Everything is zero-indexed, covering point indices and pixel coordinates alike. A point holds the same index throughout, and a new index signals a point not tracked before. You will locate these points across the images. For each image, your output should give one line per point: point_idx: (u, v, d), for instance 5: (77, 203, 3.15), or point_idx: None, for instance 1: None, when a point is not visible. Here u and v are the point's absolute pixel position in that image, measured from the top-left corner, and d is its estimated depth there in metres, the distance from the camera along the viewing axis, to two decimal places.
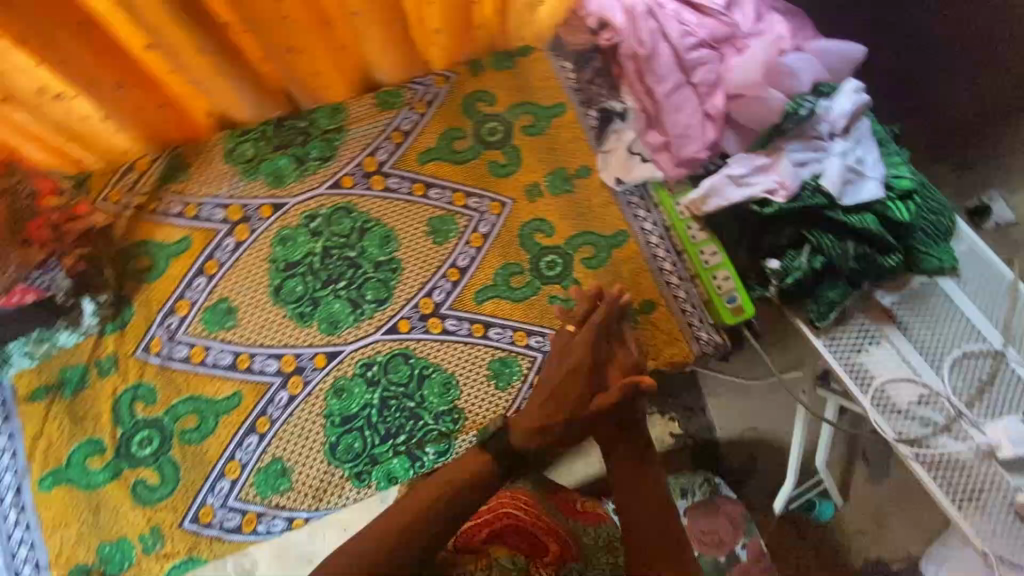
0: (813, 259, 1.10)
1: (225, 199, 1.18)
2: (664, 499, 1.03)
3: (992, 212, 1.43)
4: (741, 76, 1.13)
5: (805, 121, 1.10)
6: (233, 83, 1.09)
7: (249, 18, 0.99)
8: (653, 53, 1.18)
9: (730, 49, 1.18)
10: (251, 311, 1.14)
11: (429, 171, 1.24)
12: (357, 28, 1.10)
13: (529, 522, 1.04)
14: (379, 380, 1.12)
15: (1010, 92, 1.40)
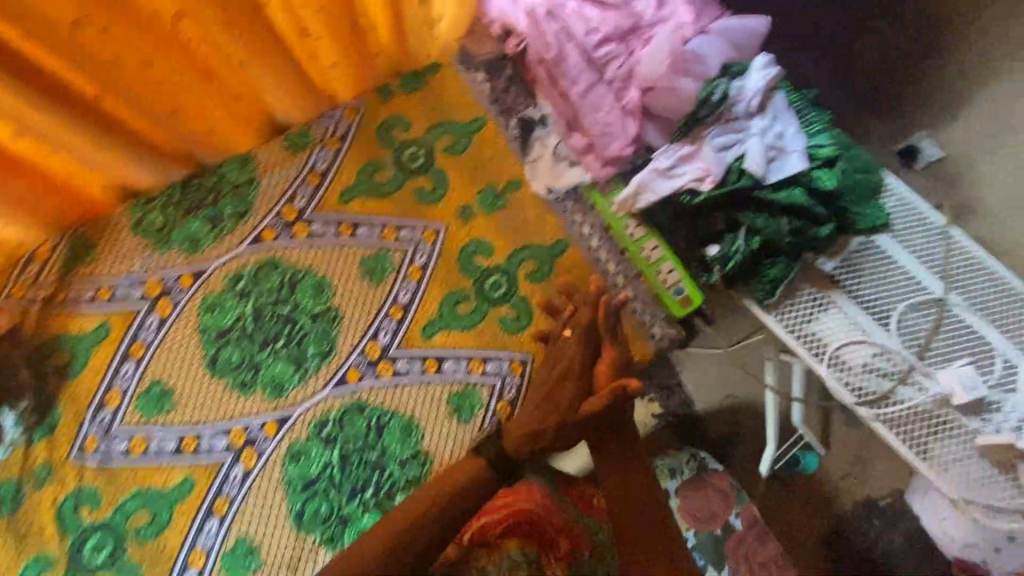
0: (750, 241, 1.10)
1: (140, 275, 1.11)
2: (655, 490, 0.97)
3: (922, 152, 1.44)
4: (650, 68, 1.13)
5: (720, 105, 1.10)
6: (122, 155, 1.03)
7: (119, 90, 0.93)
8: (559, 55, 1.16)
9: (637, 42, 1.16)
10: (188, 390, 1.08)
11: (353, 210, 1.19)
12: (245, 76, 1.04)
13: (543, 519, 0.93)
14: (336, 436, 1.07)
15: (907, 42, 1.45)
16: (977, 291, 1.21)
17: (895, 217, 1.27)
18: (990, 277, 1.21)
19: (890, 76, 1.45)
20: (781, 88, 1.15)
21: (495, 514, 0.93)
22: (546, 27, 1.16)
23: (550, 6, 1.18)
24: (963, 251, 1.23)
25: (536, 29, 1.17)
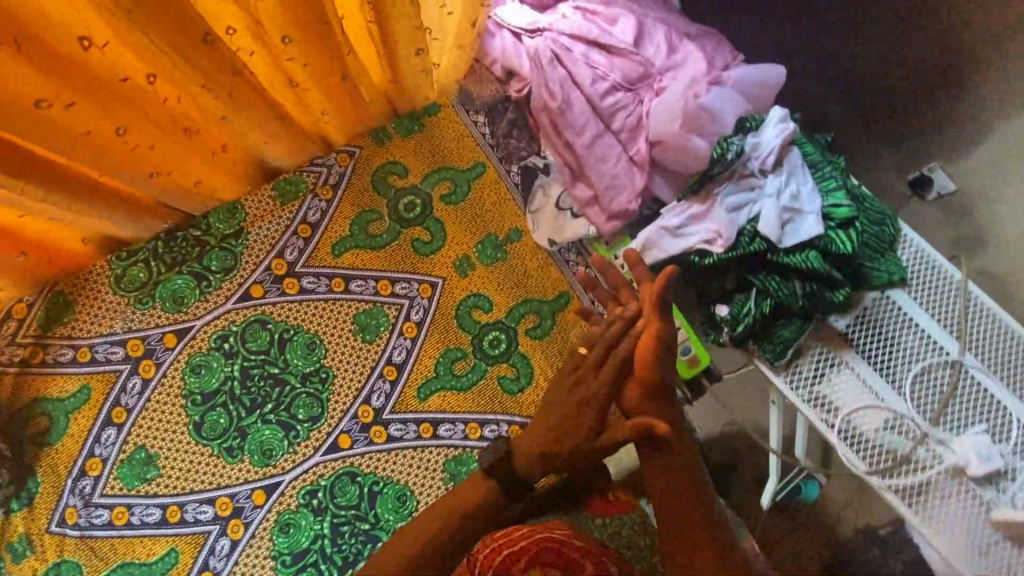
0: (762, 303, 1.06)
1: (121, 336, 1.05)
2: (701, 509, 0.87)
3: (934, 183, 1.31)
4: (659, 122, 1.07)
5: (734, 163, 1.04)
6: (102, 215, 0.96)
7: (88, 153, 0.82)
8: (568, 105, 1.10)
9: (649, 90, 1.11)
10: (171, 456, 1.03)
11: (346, 263, 1.13)
12: (230, 130, 0.96)
13: (566, 543, 0.85)
14: (327, 505, 1.03)
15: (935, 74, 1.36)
16: (994, 352, 1.16)
17: (911, 272, 1.22)
18: (1007, 335, 1.17)
19: (878, 78, 1.32)
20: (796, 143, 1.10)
21: (510, 549, 0.84)
22: (551, 74, 1.10)
23: (556, 50, 1.12)
24: (980, 309, 1.18)
25: (542, 77, 1.11)
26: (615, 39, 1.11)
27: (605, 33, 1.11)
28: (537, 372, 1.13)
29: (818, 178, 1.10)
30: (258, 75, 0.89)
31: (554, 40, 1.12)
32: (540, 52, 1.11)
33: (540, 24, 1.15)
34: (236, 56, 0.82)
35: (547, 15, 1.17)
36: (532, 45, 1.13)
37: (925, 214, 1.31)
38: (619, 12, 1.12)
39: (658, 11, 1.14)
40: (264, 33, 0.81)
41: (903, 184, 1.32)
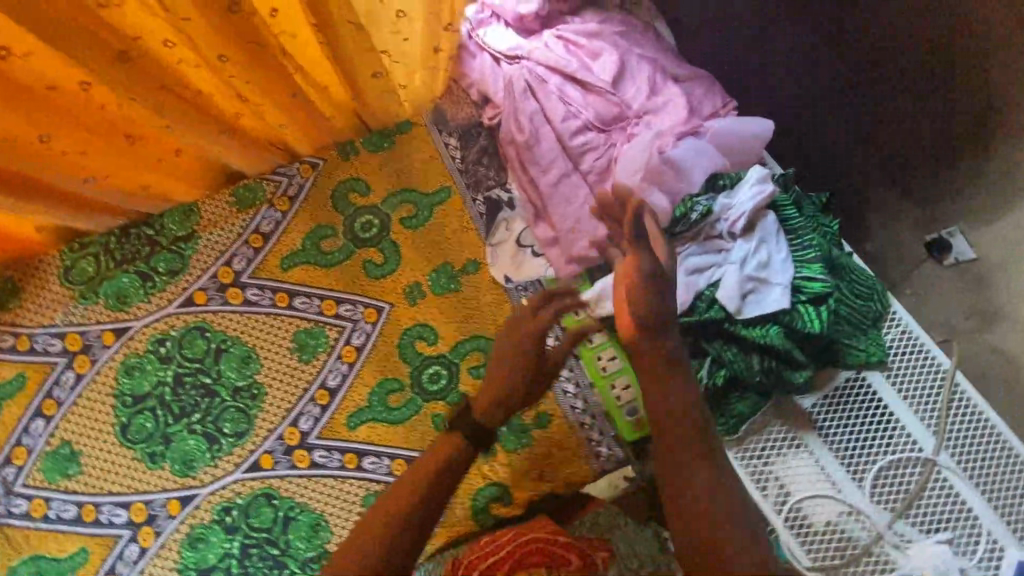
0: (714, 373, 0.99)
1: (62, 328, 1.05)
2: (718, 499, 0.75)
3: (952, 249, 1.18)
4: (626, 169, 1.00)
5: (699, 223, 0.98)
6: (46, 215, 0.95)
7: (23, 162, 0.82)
8: (535, 142, 1.05)
9: (623, 133, 1.03)
10: (94, 455, 1.03)
11: (292, 278, 1.10)
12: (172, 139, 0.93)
13: (547, 540, 0.87)
14: (239, 525, 1.02)
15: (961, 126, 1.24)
16: (974, 452, 1.06)
17: (893, 354, 1.12)
18: (993, 438, 1.06)
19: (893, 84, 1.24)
20: (775, 205, 1.02)
21: (497, 550, 0.86)
22: (521, 106, 1.05)
23: (531, 81, 1.06)
24: (966, 402, 1.07)
25: (512, 109, 1.06)
26: (593, 75, 1.04)
27: (584, 69, 1.05)
28: None
29: (795, 246, 1.02)
30: (204, 89, 0.85)
31: (529, 69, 1.06)
32: (514, 82, 1.06)
33: (519, 49, 1.09)
34: (175, 69, 0.79)
35: (529, 39, 1.10)
36: (507, 73, 1.08)
37: (941, 280, 1.18)
38: (603, 46, 1.05)
39: (647, 48, 1.07)
40: (198, 48, 0.76)
41: (920, 245, 1.20)
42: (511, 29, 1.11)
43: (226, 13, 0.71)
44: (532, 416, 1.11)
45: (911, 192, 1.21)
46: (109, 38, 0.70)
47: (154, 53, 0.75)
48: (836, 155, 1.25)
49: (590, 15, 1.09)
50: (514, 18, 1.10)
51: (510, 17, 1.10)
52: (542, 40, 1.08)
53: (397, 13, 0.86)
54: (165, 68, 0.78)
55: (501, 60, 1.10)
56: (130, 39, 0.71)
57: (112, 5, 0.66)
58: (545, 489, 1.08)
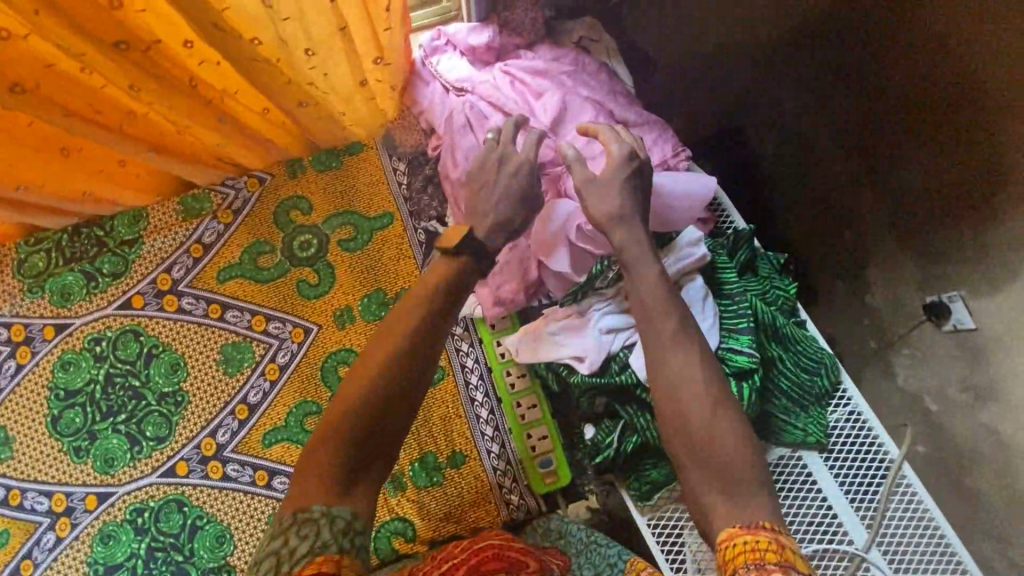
0: (626, 439, 0.94)
1: (8, 318, 1.11)
2: (690, 422, 0.75)
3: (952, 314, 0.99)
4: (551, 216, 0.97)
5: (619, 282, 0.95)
6: None
7: None
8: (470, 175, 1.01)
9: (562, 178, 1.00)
10: (25, 443, 1.08)
11: (228, 291, 1.13)
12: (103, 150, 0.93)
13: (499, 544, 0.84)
14: (149, 527, 1.05)
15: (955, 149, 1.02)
16: (911, 550, 0.96)
17: (835, 437, 1.03)
18: (937, 542, 0.95)
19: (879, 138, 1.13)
20: (711, 273, 1.01)
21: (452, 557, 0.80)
22: (460, 141, 1.02)
23: (472, 116, 1.03)
24: (907, 497, 0.97)
25: (451, 144, 1.03)
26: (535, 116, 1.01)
27: (526, 108, 1.01)
28: None
29: (727, 314, 0.97)
30: (121, 103, 0.82)
31: (472, 104, 1.03)
32: (456, 115, 1.03)
33: (466, 80, 1.05)
34: (98, 90, 0.77)
35: (478, 70, 1.07)
36: (451, 105, 1.05)
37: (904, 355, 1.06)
38: (549, 87, 1.02)
39: (595, 90, 1.03)
40: (108, 78, 0.74)
41: (919, 303, 1.04)
42: (460, 57, 1.07)
43: (110, 51, 0.69)
44: (446, 455, 1.08)
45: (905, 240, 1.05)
46: (10, 66, 0.68)
47: (65, 74, 0.73)
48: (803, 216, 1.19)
49: (543, 52, 1.06)
50: (465, 47, 1.06)
51: (460, 44, 1.06)
52: (490, 75, 1.05)
53: (305, 51, 0.77)
54: (74, 78, 0.74)
55: (447, 88, 1.06)
56: (40, 65, 0.70)
57: (16, 37, 0.63)
58: (450, 530, 1.06)
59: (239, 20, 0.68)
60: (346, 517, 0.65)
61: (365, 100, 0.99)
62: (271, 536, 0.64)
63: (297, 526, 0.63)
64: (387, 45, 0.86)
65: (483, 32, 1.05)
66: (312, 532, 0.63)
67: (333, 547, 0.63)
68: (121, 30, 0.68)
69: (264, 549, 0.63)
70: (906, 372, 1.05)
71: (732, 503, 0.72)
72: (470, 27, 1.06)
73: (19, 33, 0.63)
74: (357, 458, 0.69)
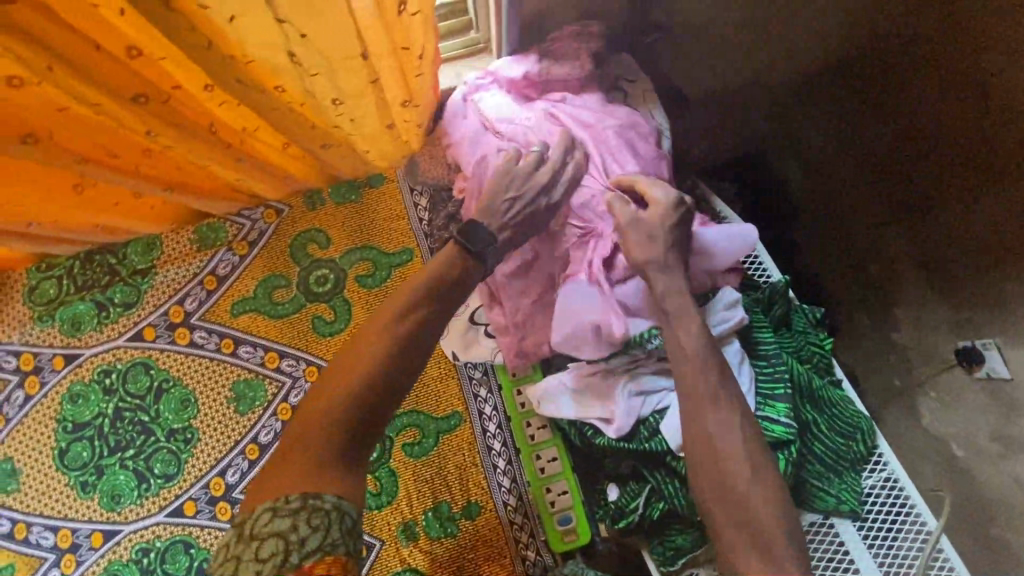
0: (652, 505, 0.90)
1: (18, 346, 1.08)
2: (720, 466, 0.75)
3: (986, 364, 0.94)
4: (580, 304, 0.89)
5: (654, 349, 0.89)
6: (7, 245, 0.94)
7: None
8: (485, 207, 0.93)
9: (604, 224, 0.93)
10: (32, 477, 1.05)
11: (240, 325, 1.09)
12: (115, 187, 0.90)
13: None
14: (154, 568, 1.02)
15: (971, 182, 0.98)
16: None
17: (870, 505, 0.98)
18: None
19: None
20: (748, 334, 0.96)
21: None
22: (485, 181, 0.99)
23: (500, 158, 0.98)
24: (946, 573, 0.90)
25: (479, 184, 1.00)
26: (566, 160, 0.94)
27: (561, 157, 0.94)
28: (401, 493, 1.05)
29: (763, 377, 0.93)
30: (136, 143, 0.79)
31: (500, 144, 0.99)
32: (486, 154, 0.99)
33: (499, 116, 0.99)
34: (113, 132, 0.74)
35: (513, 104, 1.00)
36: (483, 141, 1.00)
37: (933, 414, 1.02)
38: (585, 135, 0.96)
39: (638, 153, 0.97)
40: (126, 126, 0.71)
41: (950, 348, 1.00)
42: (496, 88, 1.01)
43: (125, 101, 0.66)
44: (460, 504, 1.04)
45: (931, 271, 1.03)
46: (22, 115, 0.65)
47: (80, 119, 0.69)
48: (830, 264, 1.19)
49: (592, 100, 1.00)
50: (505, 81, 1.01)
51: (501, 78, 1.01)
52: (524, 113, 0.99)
53: (331, 101, 0.75)
54: (90, 122, 0.70)
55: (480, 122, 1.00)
56: (53, 109, 0.65)
57: (28, 82, 0.59)
58: None
59: (266, 70, 0.67)
60: (353, 515, 0.65)
61: (391, 139, 0.96)
62: (275, 516, 0.62)
63: (308, 515, 0.62)
64: (416, 89, 0.83)
65: (524, 66, 0.99)
66: (323, 525, 0.62)
67: (341, 545, 0.62)
68: (135, 80, 0.65)
69: (265, 529, 0.61)
70: (931, 416, 1.03)
71: (763, 559, 0.69)
72: (511, 62, 1.01)
73: (31, 81, 0.59)
74: (357, 445, 0.71)
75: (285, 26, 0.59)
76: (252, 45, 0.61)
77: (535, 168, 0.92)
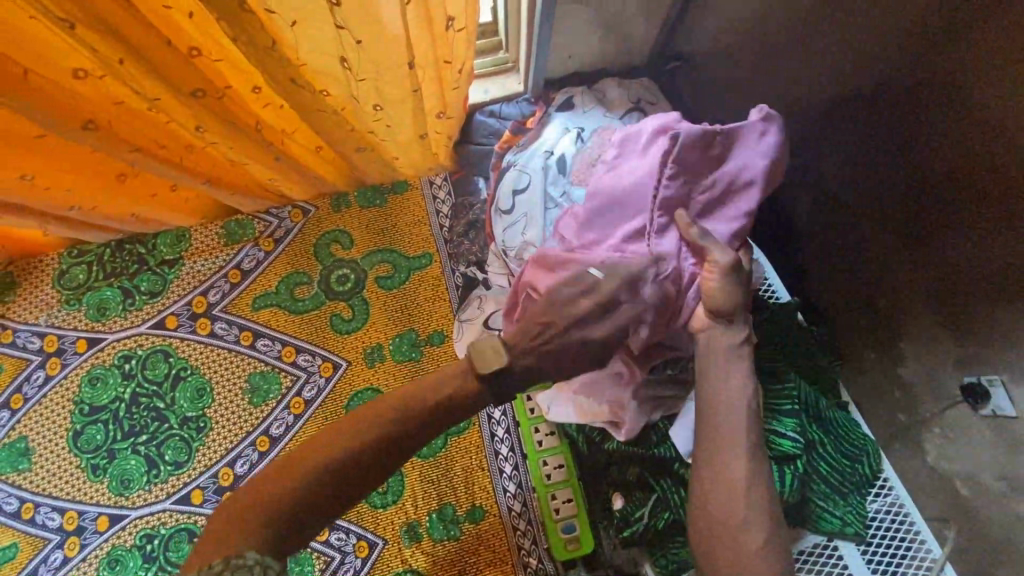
0: (657, 515, 0.90)
1: (43, 328, 1.11)
2: (726, 484, 0.71)
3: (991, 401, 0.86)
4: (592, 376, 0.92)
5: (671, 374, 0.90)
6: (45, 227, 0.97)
7: (14, 194, 0.83)
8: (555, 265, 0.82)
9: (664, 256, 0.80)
10: (45, 457, 1.07)
11: (261, 319, 1.12)
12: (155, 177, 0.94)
13: None
14: (157, 555, 1.02)
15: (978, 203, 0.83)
16: None
17: (874, 529, 0.98)
18: None
19: None
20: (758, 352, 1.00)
21: None
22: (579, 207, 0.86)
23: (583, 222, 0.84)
24: None
25: (533, 203, 0.95)
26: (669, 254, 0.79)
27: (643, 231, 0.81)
28: (406, 493, 1.06)
29: (770, 392, 0.96)
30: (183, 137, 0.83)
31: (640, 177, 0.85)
32: (622, 176, 0.85)
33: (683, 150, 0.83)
34: (164, 126, 0.79)
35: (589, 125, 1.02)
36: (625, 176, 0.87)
37: None
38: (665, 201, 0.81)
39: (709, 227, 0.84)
40: (178, 119, 0.75)
41: (955, 384, 0.91)
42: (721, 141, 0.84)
43: (185, 97, 0.70)
44: (465, 508, 1.05)
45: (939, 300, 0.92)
46: (82, 103, 0.69)
47: (135, 112, 0.73)
48: (836, 283, 1.11)
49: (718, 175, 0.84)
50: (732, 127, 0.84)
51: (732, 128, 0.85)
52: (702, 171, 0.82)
53: (372, 106, 0.81)
54: (142, 116, 0.75)
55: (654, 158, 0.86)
56: (110, 101, 0.70)
57: (91, 74, 0.64)
58: None
59: (314, 75, 0.72)
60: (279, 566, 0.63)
61: (421, 151, 1.02)
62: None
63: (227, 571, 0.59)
64: (451, 101, 0.90)
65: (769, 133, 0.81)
66: None
67: None
68: (197, 78, 0.69)
69: None
70: (936, 452, 0.97)
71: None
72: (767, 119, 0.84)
73: (94, 72, 0.64)
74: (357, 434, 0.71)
75: (343, 33, 0.65)
76: (308, 52, 0.67)
77: (596, 317, 0.76)
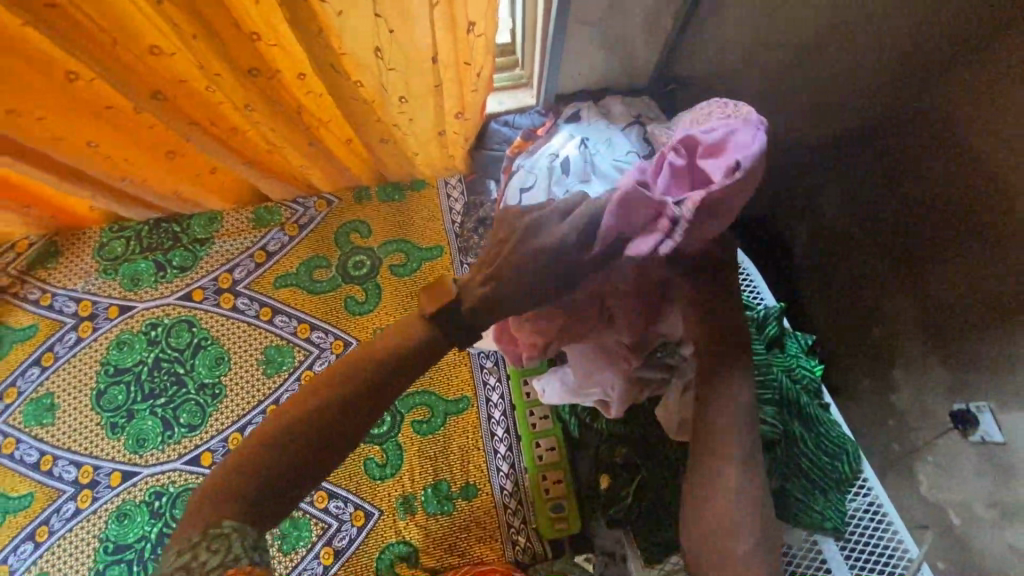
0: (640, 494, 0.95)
1: (79, 294, 1.20)
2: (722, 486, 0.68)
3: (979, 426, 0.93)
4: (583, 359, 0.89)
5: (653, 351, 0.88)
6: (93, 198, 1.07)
7: (79, 160, 0.93)
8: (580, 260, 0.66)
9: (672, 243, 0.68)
10: (68, 412, 1.14)
11: (280, 297, 1.21)
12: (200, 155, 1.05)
13: None
14: (164, 512, 1.08)
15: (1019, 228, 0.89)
16: None
17: (853, 526, 1.01)
18: None
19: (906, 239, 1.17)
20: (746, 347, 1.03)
21: None
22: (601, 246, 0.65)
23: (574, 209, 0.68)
24: None
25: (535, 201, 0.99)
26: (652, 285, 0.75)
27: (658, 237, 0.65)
28: (405, 466, 1.11)
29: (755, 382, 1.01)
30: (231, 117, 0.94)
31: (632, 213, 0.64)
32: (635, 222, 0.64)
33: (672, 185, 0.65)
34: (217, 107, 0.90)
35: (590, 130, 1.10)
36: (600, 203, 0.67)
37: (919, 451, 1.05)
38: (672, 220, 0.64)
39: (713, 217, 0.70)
40: (230, 98, 0.86)
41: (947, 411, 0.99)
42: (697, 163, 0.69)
43: (245, 76, 0.82)
44: (459, 485, 1.10)
45: (931, 336, 1.04)
46: (154, 78, 0.80)
47: (195, 91, 0.85)
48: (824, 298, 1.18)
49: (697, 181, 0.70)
50: (707, 147, 0.69)
51: (702, 138, 0.68)
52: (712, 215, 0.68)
53: (399, 98, 0.92)
54: (201, 96, 0.86)
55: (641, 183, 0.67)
56: (178, 79, 0.81)
57: (163, 51, 0.76)
58: (455, 563, 1.06)
59: (352, 65, 0.83)
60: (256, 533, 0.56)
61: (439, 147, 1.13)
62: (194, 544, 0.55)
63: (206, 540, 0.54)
64: (470, 102, 1.00)
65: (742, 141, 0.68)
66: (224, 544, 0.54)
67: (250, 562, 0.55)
68: (254, 59, 0.80)
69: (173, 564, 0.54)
70: (928, 480, 1.01)
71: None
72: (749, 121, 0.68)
73: (168, 49, 0.75)
74: None
75: (379, 21, 0.75)
76: (349, 40, 0.78)
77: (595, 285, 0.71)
